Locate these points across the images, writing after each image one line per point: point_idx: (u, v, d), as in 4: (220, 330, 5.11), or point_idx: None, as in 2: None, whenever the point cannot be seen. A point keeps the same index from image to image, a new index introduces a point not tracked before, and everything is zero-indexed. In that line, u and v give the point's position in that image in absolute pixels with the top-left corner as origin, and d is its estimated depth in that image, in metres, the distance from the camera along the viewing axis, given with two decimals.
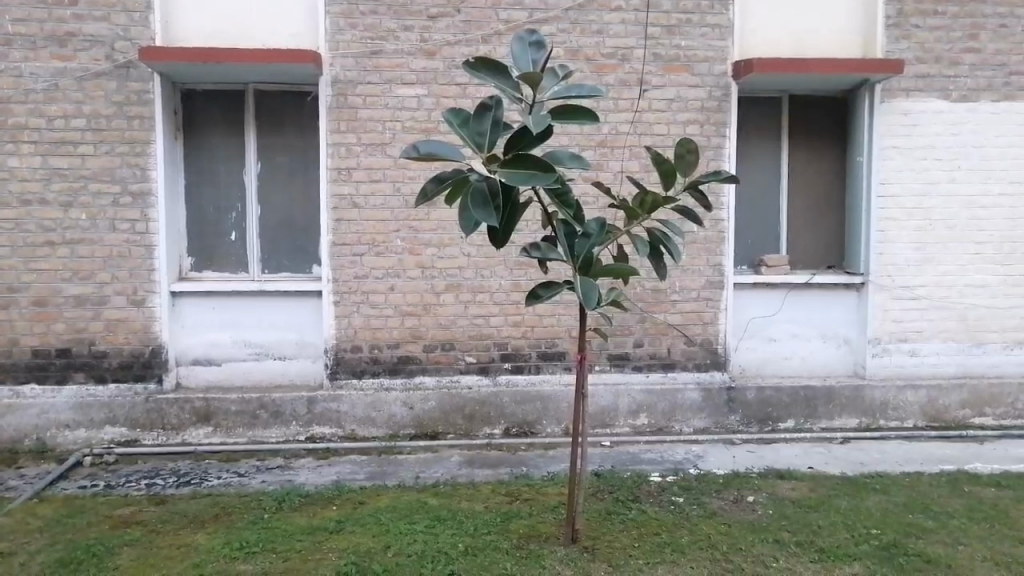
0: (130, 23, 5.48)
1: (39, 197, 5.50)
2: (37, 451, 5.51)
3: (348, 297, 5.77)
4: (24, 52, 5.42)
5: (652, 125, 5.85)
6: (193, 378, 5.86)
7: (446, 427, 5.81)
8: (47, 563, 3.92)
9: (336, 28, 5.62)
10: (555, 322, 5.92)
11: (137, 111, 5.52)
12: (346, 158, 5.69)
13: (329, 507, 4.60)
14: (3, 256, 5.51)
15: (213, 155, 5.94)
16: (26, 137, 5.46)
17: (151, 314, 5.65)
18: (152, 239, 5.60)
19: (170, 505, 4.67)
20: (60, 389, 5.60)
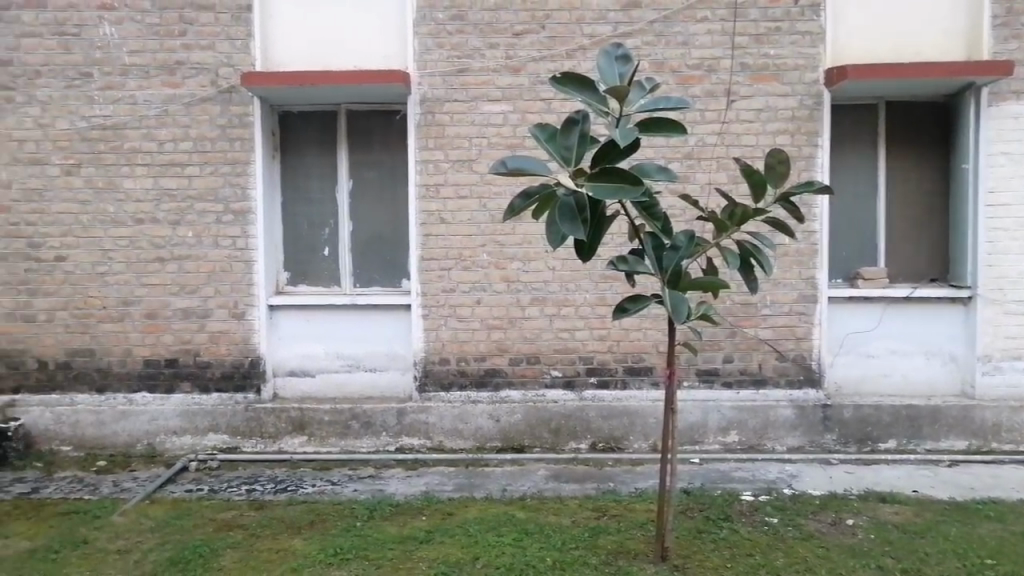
0: (232, 51, 5.78)
1: (151, 217, 5.85)
2: (148, 455, 5.84)
3: (436, 310, 5.89)
4: (137, 81, 5.79)
5: (740, 136, 5.74)
6: (289, 389, 6.09)
7: (532, 441, 5.83)
8: (158, 562, 4.15)
9: (424, 48, 5.77)
10: (641, 336, 5.87)
11: (239, 133, 5.81)
12: (433, 175, 5.82)
13: (419, 517, 4.68)
14: (119, 271, 5.88)
15: (308, 174, 6.17)
16: (139, 160, 5.82)
17: (251, 327, 5.91)
18: (252, 255, 5.86)
19: (269, 510, 4.86)
20: (168, 397, 5.92)
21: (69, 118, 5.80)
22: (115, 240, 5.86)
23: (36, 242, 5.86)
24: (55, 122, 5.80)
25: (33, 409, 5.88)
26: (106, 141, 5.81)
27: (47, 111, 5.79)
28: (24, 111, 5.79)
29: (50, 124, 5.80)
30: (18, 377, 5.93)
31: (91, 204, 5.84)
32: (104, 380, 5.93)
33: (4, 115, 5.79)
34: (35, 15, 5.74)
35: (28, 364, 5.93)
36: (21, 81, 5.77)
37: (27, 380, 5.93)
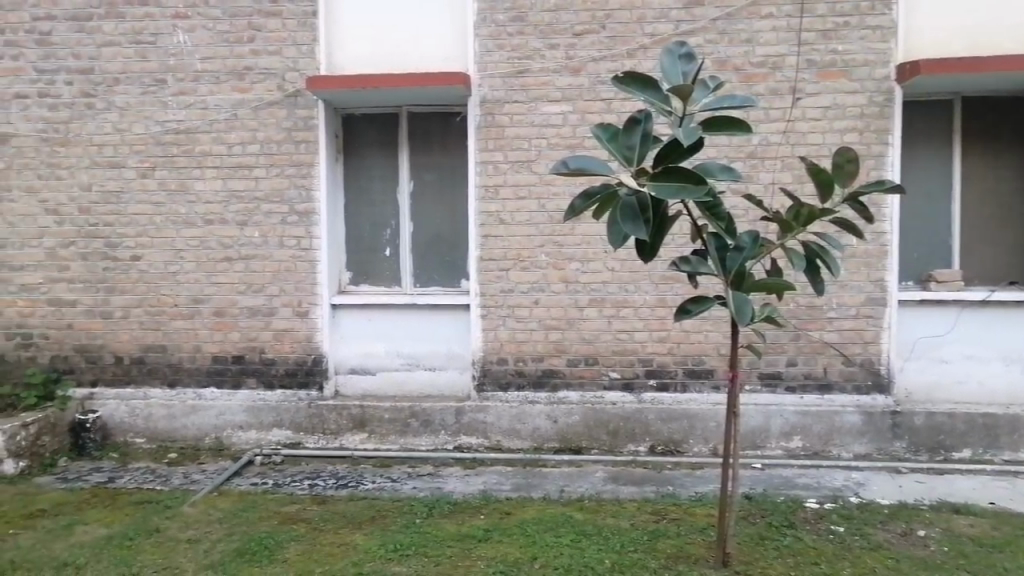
0: (298, 56, 5.92)
1: (220, 217, 6.03)
2: (215, 449, 6.03)
3: (494, 310, 5.92)
4: (209, 86, 5.98)
5: (805, 135, 5.62)
6: (350, 386, 6.19)
7: (590, 443, 5.81)
8: (226, 552, 4.28)
9: (485, 50, 5.81)
10: (702, 338, 5.78)
11: (304, 136, 5.95)
12: (493, 175, 5.85)
13: (477, 516, 4.71)
14: (190, 271, 6.08)
15: (371, 175, 6.28)
16: (210, 162, 6.02)
17: (314, 325, 6.04)
18: (316, 255, 6.00)
19: (331, 505, 4.96)
20: (235, 393, 6.10)
21: (145, 123, 6.02)
22: (187, 240, 6.07)
23: (113, 242, 6.10)
24: (132, 127, 6.03)
25: (110, 402, 6.13)
26: (179, 145, 6.02)
27: (125, 117, 6.03)
28: (103, 117, 6.04)
29: (127, 129, 6.04)
30: (96, 371, 6.19)
31: (164, 205, 6.06)
32: (175, 376, 6.15)
33: (85, 121, 6.05)
34: (114, 25, 5.99)
35: (105, 359, 6.18)
36: (101, 88, 6.03)
37: (105, 374, 6.18)
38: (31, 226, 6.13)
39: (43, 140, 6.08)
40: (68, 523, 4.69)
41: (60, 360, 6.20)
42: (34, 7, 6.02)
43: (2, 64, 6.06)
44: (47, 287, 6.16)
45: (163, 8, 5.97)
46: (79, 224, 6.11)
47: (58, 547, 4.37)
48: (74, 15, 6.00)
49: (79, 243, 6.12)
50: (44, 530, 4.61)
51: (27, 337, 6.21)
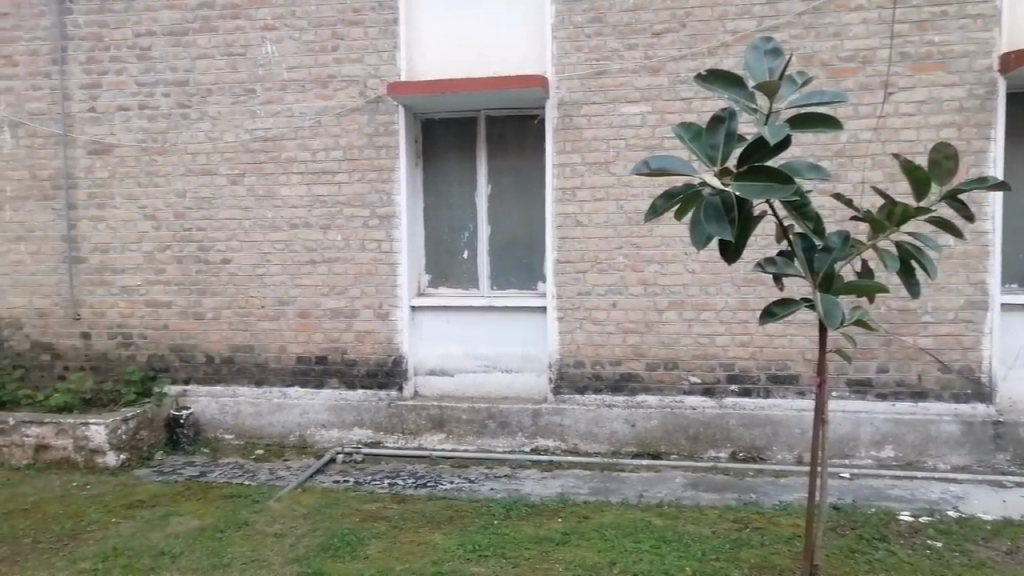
0: (379, 62, 6.05)
1: (304, 222, 6.22)
2: (299, 446, 6.21)
3: (571, 313, 5.89)
4: (295, 94, 6.18)
5: (898, 131, 5.39)
6: (429, 387, 6.28)
7: (669, 447, 5.74)
8: (311, 547, 4.39)
9: (562, 52, 5.81)
10: (787, 342, 5.61)
11: (384, 141, 6.07)
12: (570, 178, 5.83)
13: (555, 519, 4.70)
14: (276, 273, 6.29)
15: (449, 179, 6.35)
16: (295, 168, 6.21)
17: (394, 326, 6.16)
18: (396, 257, 6.11)
19: (411, 504, 5.03)
20: (318, 392, 6.27)
21: (234, 131, 6.27)
22: (273, 244, 6.27)
23: (205, 245, 6.37)
24: (223, 135, 6.29)
25: (201, 399, 6.40)
26: (267, 152, 6.24)
27: (216, 126, 6.29)
28: (197, 126, 6.32)
29: (219, 137, 6.29)
30: (189, 370, 6.46)
31: (252, 210, 6.29)
32: (262, 375, 6.36)
33: (181, 131, 6.34)
34: (207, 38, 6.26)
35: (198, 358, 6.44)
36: (195, 99, 6.31)
37: (197, 373, 6.45)
38: (131, 230, 6.46)
39: (142, 149, 6.40)
40: (164, 514, 4.91)
41: (156, 359, 6.51)
42: (134, 24, 6.35)
43: (106, 78, 6.41)
44: (145, 289, 6.48)
45: (252, 20, 6.20)
46: (175, 229, 6.40)
47: (155, 536, 4.58)
48: (171, 30, 6.31)
49: (174, 246, 6.41)
50: (142, 520, 4.84)
51: (127, 337, 6.53)
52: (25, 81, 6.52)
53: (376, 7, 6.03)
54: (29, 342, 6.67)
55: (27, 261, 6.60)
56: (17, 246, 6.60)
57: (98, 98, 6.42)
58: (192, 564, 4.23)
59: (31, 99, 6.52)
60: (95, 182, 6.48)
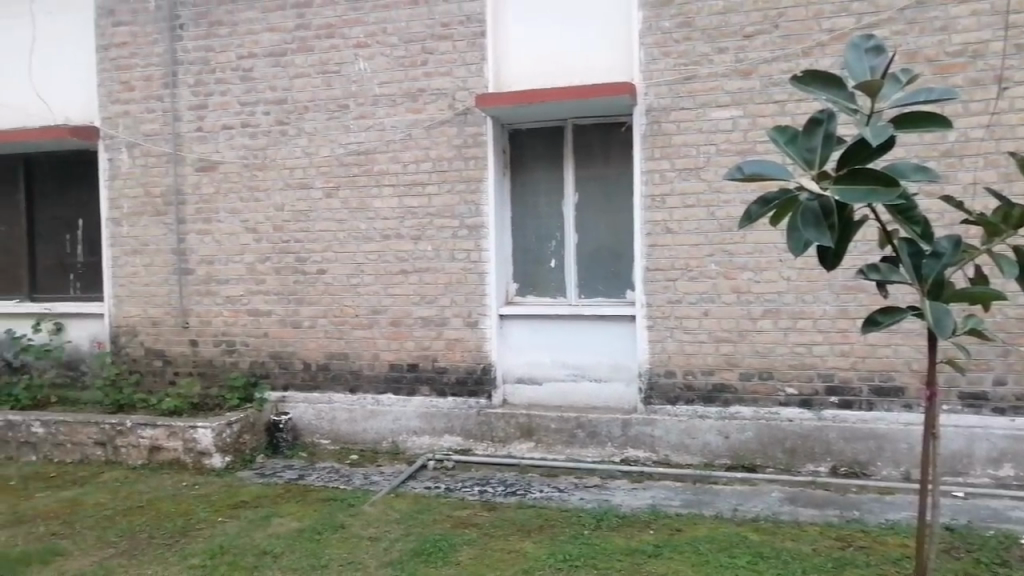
0: (468, 75, 6.15)
1: (395, 233, 6.37)
2: (392, 453, 6.36)
3: (661, 322, 5.81)
4: (386, 109, 6.35)
5: (1013, 128, 5.07)
6: (518, 396, 6.31)
7: (765, 460, 5.57)
8: (404, 551, 4.48)
9: (650, 58, 5.75)
10: (891, 353, 5.35)
11: (473, 152, 6.16)
12: (660, 185, 5.76)
13: (646, 531, 4.62)
14: (369, 283, 6.46)
15: (536, 188, 6.37)
16: (387, 181, 6.37)
17: (483, 335, 6.22)
18: (484, 267, 6.18)
19: (501, 512, 5.06)
20: (410, 399, 6.39)
21: (329, 146, 6.49)
22: (366, 254, 6.46)
23: (303, 256, 6.61)
24: (318, 150, 6.52)
25: (300, 404, 6.64)
26: (360, 166, 6.43)
27: (313, 141, 6.53)
28: (294, 142, 6.58)
29: (315, 152, 6.53)
30: (288, 377, 6.71)
31: (347, 222, 6.49)
32: (356, 382, 6.54)
33: (280, 147, 6.62)
34: (304, 58, 6.52)
35: (296, 365, 6.69)
36: (293, 116, 6.57)
37: (295, 379, 6.69)
38: (234, 243, 6.77)
39: (244, 165, 6.71)
40: (266, 515, 5.12)
41: (258, 366, 6.79)
42: (237, 47, 6.69)
43: (212, 99, 6.77)
44: (247, 298, 6.78)
45: (346, 38, 6.42)
46: (274, 241, 6.67)
47: (258, 536, 4.78)
48: (271, 51, 6.60)
49: (273, 258, 6.69)
50: (246, 520, 5.06)
51: (231, 345, 6.85)
52: (140, 104, 6.96)
53: (464, 21, 6.14)
54: (143, 349, 7.09)
55: (142, 273, 7.03)
56: (133, 259, 7.04)
57: (205, 118, 6.79)
58: (293, 564, 4.38)
59: (145, 120, 6.95)
60: (201, 197, 6.84)
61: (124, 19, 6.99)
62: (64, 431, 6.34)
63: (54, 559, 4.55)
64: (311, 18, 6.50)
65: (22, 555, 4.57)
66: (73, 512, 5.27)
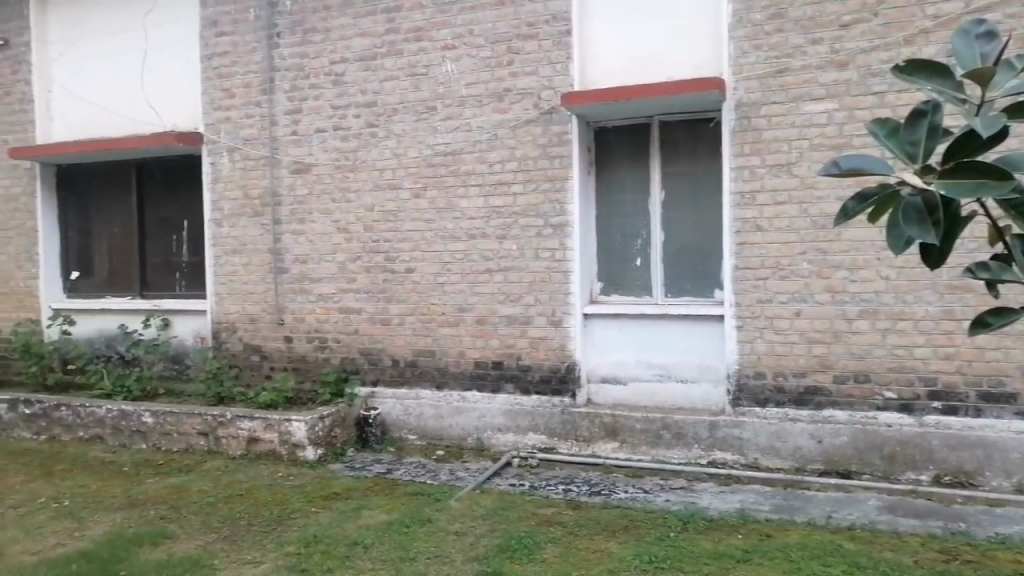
0: (553, 74, 6.17)
1: (481, 232, 6.45)
2: (477, 449, 6.44)
3: (751, 322, 5.66)
4: (473, 110, 6.44)
5: None
6: (602, 395, 6.28)
7: (861, 467, 5.35)
8: (490, 547, 4.54)
9: (740, 51, 5.62)
10: (1002, 356, 5.04)
11: (558, 151, 6.18)
12: (750, 181, 5.62)
13: (735, 535, 4.53)
14: (455, 282, 6.56)
15: (621, 186, 6.32)
16: (473, 181, 6.46)
17: (568, 334, 6.22)
18: (568, 265, 6.19)
19: (586, 511, 5.05)
20: (495, 396, 6.46)
21: (417, 147, 6.63)
22: (453, 253, 6.56)
23: (392, 255, 6.78)
24: (407, 152, 6.67)
25: (388, 400, 6.81)
26: (447, 166, 6.53)
27: (402, 143, 6.68)
28: (384, 144, 6.75)
29: (404, 153, 6.68)
30: (377, 372, 6.90)
31: (434, 222, 6.61)
32: (443, 379, 6.66)
33: (370, 149, 6.80)
34: (394, 61, 6.68)
35: (385, 361, 6.86)
36: (382, 118, 6.74)
37: (384, 375, 6.87)
38: (327, 243, 7.01)
39: (336, 167, 6.93)
40: (357, 507, 5.28)
41: (348, 362, 7.01)
42: (330, 52, 6.91)
43: (307, 104, 7.02)
44: (339, 296, 7.00)
45: (434, 41, 6.54)
46: (364, 240, 6.87)
47: (350, 527, 4.93)
48: (362, 56, 6.79)
49: (364, 257, 6.88)
50: (338, 511, 5.23)
51: (323, 341, 7.09)
52: (240, 110, 7.29)
53: (550, 20, 6.16)
54: (242, 344, 7.42)
55: (241, 272, 7.36)
56: (233, 258, 7.38)
57: (300, 122, 7.05)
58: (383, 556, 4.50)
59: (245, 126, 7.28)
60: (296, 199, 7.10)
61: (226, 29, 7.34)
62: (171, 421, 6.71)
63: (163, 541, 4.83)
64: (401, 22, 6.65)
65: (135, 536, 4.88)
66: (179, 498, 5.58)
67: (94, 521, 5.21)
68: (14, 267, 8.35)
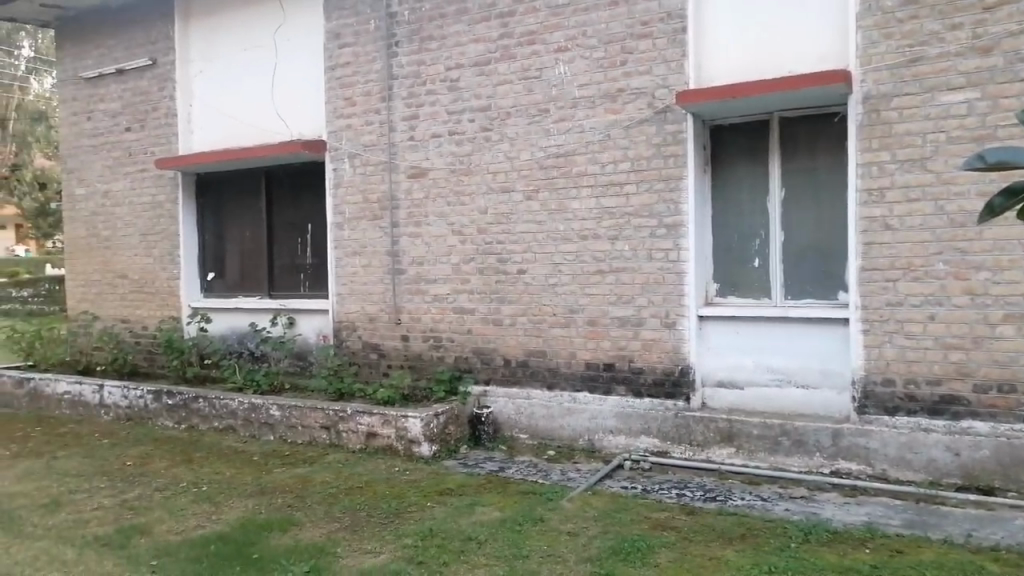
0: (667, 72, 6.09)
1: (593, 233, 6.44)
2: (588, 451, 6.43)
3: (879, 326, 5.38)
4: (586, 111, 6.44)
5: None
6: (717, 399, 6.12)
7: (1005, 483, 4.99)
8: (603, 549, 4.52)
9: (869, 41, 5.35)
10: None
11: (672, 150, 6.09)
12: (877, 178, 5.34)
13: (862, 549, 4.31)
14: (567, 283, 6.58)
15: (738, 186, 6.15)
16: (586, 182, 6.45)
17: (681, 336, 6.12)
18: (683, 266, 6.08)
19: (701, 517, 4.94)
20: (606, 398, 6.44)
21: (530, 150, 6.69)
22: (564, 255, 6.58)
23: (504, 257, 6.87)
24: (520, 155, 6.74)
25: (500, 399, 6.91)
26: (560, 168, 6.56)
27: (515, 146, 6.76)
28: (498, 147, 6.85)
29: (517, 156, 6.76)
30: (489, 372, 7.01)
31: (546, 224, 6.65)
32: (554, 379, 6.70)
33: (483, 153, 6.92)
34: (507, 65, 6.78)
35: (497, 361, 6.97)
36: (496, 122, 6.85)
37: (496, 375, 6.98)
38: (442, 246, 7.19)
39: (451, 172, 7.10)
40: (470, 503, 5.39)
41: (462, 361, 7.16)
42: (446, 59, 7.09)
43: (423, 110, 7.23)
44: (453, 297, 7.16)
45: (547, 44, 6.59)
46: (478, 243, 7.00)
47: (464, 523, 5.03)
48: (476, 61, 6.93)
49: (476, 259, 7.02)
50: (451, 506, 5.36)
51: (438, 340, 7.28)
52: (360, 117, 7.59)
53: (665, 18, 6.08)
54: (361, 343, 7.73)
55: (361, 274, 7.67)
56: (354, 260, 7.70)
57: (417, 128, 7.27)
58: (496, 552, 4.56)
59: (365, 133, 7.57)
60: (412, 202, 7.33)
61: (348, 41, 7.66)
62: (296, 414, 7.07)
63: (290, 528, 5.10)
64: (514, 27, 6.74)
65: (265, 522, 5.17)
66: (304, 488, 5.87)
67: (229, 505, 5.57)
68: (159, 268, 9.04)
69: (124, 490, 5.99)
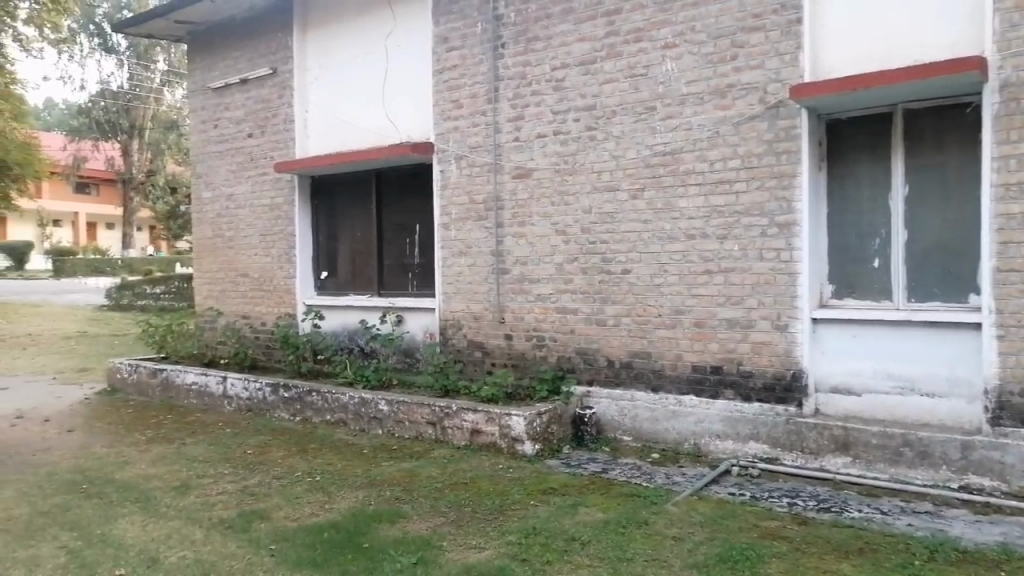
0: (781, 66, 5.88)
1: (700, 232, 6.29)
2: (694, 455, 6.30)
3: (1017, 331, 4.99)
4: (693, 108, 6.31)
5: None
6: (832, 406, 5.86)
7: None
8: (709, 555, 4.41)
9: (1008, 25, 4.98)
10: None
11: (785, 146, 5.87)
12: (1016, 172, 4.96)
13: (996, 571, 4.02)
14: (673, 283, 6.46)
15: (857, 182, 5.86)
16: (693, 180, 6.32)
17: (794, 339, 5.89)
18: (796, 267, 5.85)
19: (814, 528, 4.73)
20: (714, 402, 6.28)
21: (636, 149, 6.62)
22: (670, 254, 6.46)
23: (608, 257, 6.82)
24: (625, 154, 6.68)
25: (603, 400, 6.87)
26: (666, 166, 6.45)
27: (620, 145, 6.71)
28: (603, 146, 6.81)
29: (622, 155, 6.70)
30: (593, 372, 6.98)
31: (651, 223, 6.55)
32: (658, 381, 6.59)
33: (588, 152, 6.90)
34: (613, 64, 6.73)
35: (600, 361, 6.93)
36: (601, 121, 6.81)
37: (599, 375, 6.94)
38: (546, 246, 7.21)
39: (556, 172, 7.11)
40: (574, 503, 5.38)
41: (565, 360, 7.16)
42: (551, 59, 7.12)
43: (528, 110, 7.28)
44: (556, 296, 7.17)
45: (654, 41, 6.49)
46: (581, 242, 6.98)
47: (567, 522, 5.03)
48: (582, 60, 6.91)
49: (580, 259, 7.00)
50: (555, 505, 5.37)
51: (541, 339, 7.30)
52: (467, 119, 7.73)
53: (778, 10, 5.87)
54: (466, 341, 7.86)
55: (467, 273, 7.80)
56: (459, 259, 7.84)
57: (522, 129, 7.33)
58: (600, 553, 4.54)
59: (471, 134, 7.70)
60: (517, 203, 7.39)
61: (455, 44, 7.81)
62: (404, 409, 7.27)
63: (398, 520, 5.24)
64: (621, 24, 6.68)
65: (375, 513, 5.34)
66: (411, 481, 6.03)
67: (340, 495, 5.79)
68: (277, 267, 9.51)
69: (246, 476, 6.34)
